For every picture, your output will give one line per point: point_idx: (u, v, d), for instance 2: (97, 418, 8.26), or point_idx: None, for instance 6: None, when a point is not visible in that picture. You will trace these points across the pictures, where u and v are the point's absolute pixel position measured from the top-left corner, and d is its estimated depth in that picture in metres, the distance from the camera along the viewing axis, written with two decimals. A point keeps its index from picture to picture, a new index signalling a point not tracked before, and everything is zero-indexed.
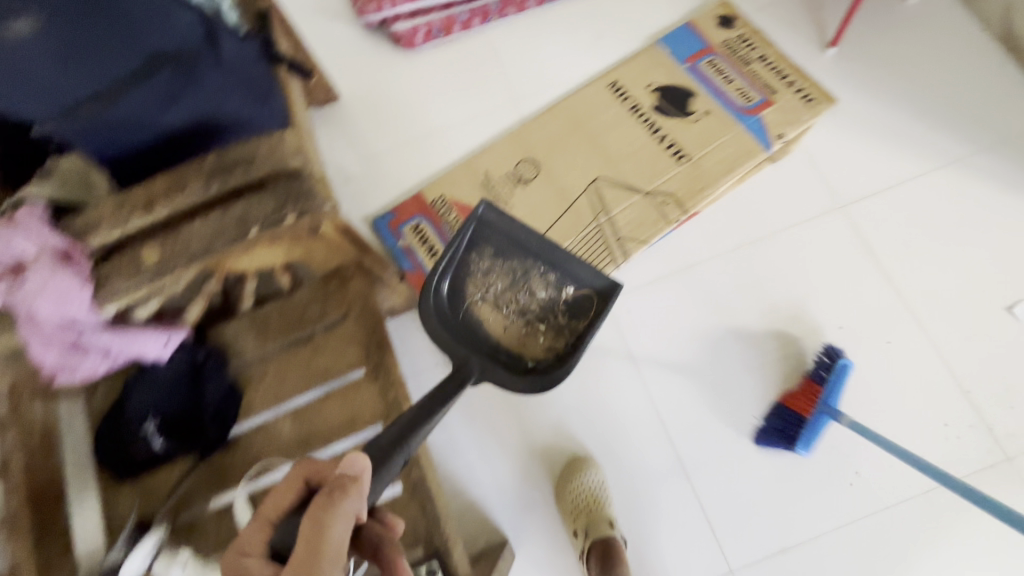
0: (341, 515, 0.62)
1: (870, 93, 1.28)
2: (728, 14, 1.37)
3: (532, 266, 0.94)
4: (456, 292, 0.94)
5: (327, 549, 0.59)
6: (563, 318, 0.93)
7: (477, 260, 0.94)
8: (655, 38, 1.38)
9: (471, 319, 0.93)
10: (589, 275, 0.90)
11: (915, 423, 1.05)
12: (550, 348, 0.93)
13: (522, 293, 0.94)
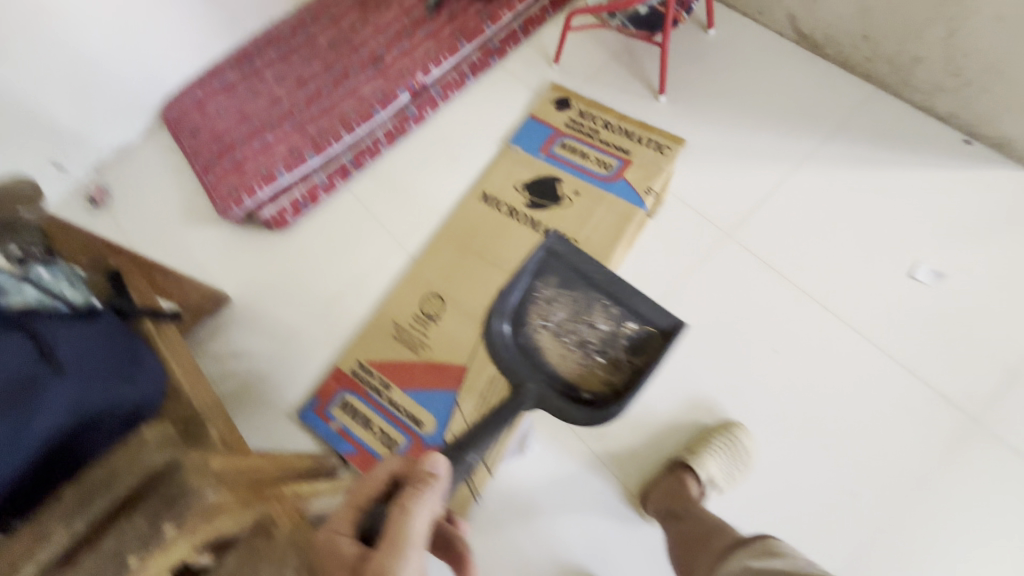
0: (422, 508, 0.64)
1: (710, 122, 1.36)
2: (561, 96, 1.45)
3: (593, 299, 1.12)
4: (521, 317, 1.14)
5: (411, 539, 0.61)
6: (621, 351, 1.07)
7: (542, 289, 1.15)
8: (507, 139, 1.45)
9: (533, 345, 1.12)
10: (649, 312, 1.06)
11: (880, 418, 1.05)
12: (604, 379, 1.07)
13: (584, 324, 1.11)
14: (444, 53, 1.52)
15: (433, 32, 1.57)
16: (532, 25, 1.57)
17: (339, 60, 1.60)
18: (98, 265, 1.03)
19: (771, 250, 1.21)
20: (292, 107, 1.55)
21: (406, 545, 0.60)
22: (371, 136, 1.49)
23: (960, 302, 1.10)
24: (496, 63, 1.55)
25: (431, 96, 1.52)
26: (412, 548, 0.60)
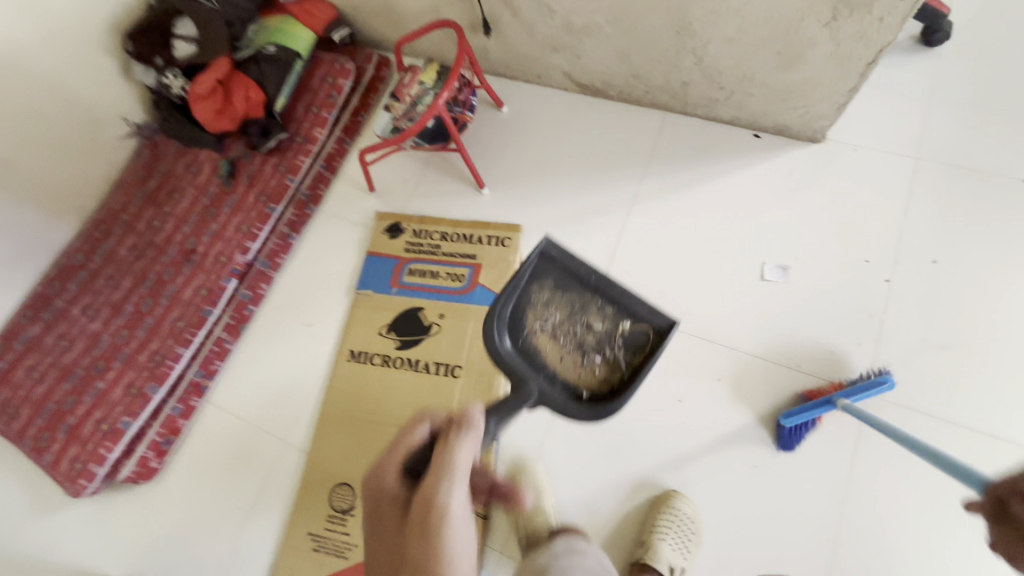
0: (466, 447, 0.75)
1: (536, 199, 1.38)
2: (391, 223, 1.43)
3: (588, 300, 1.05)
4: (516, 318, 1.04)
5: (457, 470, 0.73)
6: (620, 349, 1.01)
7: (537, 291, 1.06)
8: (353, 287, 1.39)
9: (530, 347, 1.03)
10: (650, 311, 1.01)
11: (790, 427, 1.08)
12: (602, 378, 1.01)
13: (580, 325, 1.04)
14: (255, 222, 1.44)
15: (238, 202, 1.48)
16: (336, 160, 1.53)
17: (149, 268, 1.46)
18: None
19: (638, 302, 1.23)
20: (114, 340, 1.39)
21: (447, 480, 0.72)
22: (213, 337, 1.37)
23: (811, 288, 1.17)
24: (313, 211, 1.50)
25: (260, 270, 1.43)
26: (457, 479, 0.72)
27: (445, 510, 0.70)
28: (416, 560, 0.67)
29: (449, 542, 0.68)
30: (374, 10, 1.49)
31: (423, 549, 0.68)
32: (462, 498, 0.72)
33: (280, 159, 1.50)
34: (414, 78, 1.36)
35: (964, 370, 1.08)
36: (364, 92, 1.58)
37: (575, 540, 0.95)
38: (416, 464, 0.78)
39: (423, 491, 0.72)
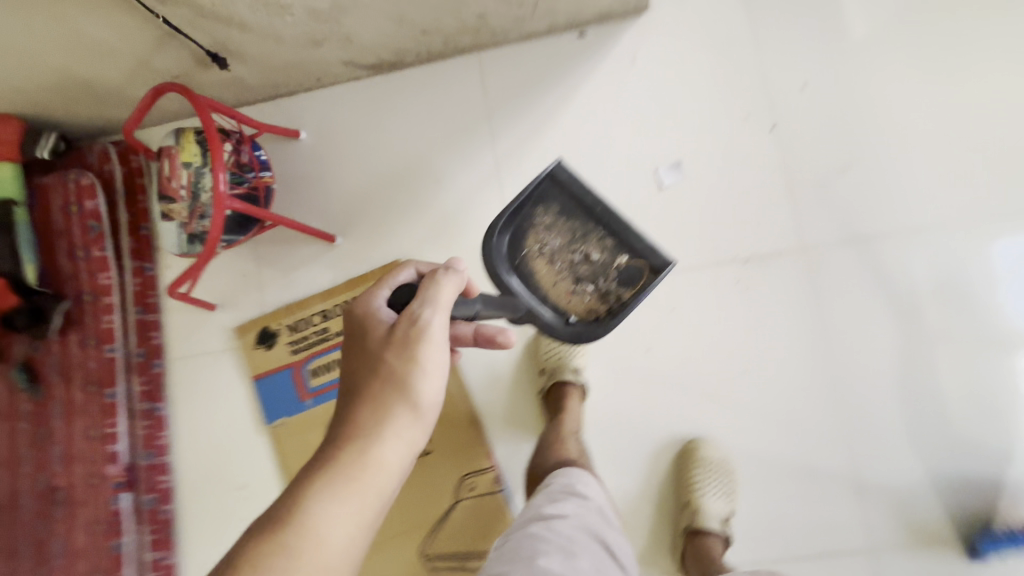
0: (451, 284, 0.67)
1: (400, 221, 1.19)
2: (257, 331, 1.17)
3: (591, 230, 1.00)
4: (517, 236, 0.96)
5: (440, 300, 0.65)
6: (614, 284, 0.98)
7: (542, 214, 0.98)
8: (263, 420, 1.17)
9: (526, 267, 0.96)
10: (648, 248, 0.96)
11: (752, 319, 1.07)
12: (589, 309, 0.98)
13: (578, 254, 0.99)
14: (103, 418, 1.14)
15: (66, 407, 1.16)
16: (149, 293, 1.20)
17: (14, 537, 1.15)
18: None
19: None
20: None
21: (431, 306, 0.65)
22: (145, 563, 1.13)
23: (710, 173, 1.09)
24: (162, 364, 1.20)
25: (147, 462, 1.16)
26: (439, 308, 0.65)
27: (427, 329, 0.64)
28: (396, 368, 0.63)
29: (426, 358, 0.64)
30: (67, 98, 1.10)
31: (403, 360, 0.63)
32: (444, 329, 0.65)
33: (81, 331, 1.17)
34: (174, 163, 1.05)
35: (873, 180, 1.06)
36: (130, 197, 1.21)
37: (581, 483, 0.85)
38: (400, 291, 0.69)
39: (407, 313, 0.65)
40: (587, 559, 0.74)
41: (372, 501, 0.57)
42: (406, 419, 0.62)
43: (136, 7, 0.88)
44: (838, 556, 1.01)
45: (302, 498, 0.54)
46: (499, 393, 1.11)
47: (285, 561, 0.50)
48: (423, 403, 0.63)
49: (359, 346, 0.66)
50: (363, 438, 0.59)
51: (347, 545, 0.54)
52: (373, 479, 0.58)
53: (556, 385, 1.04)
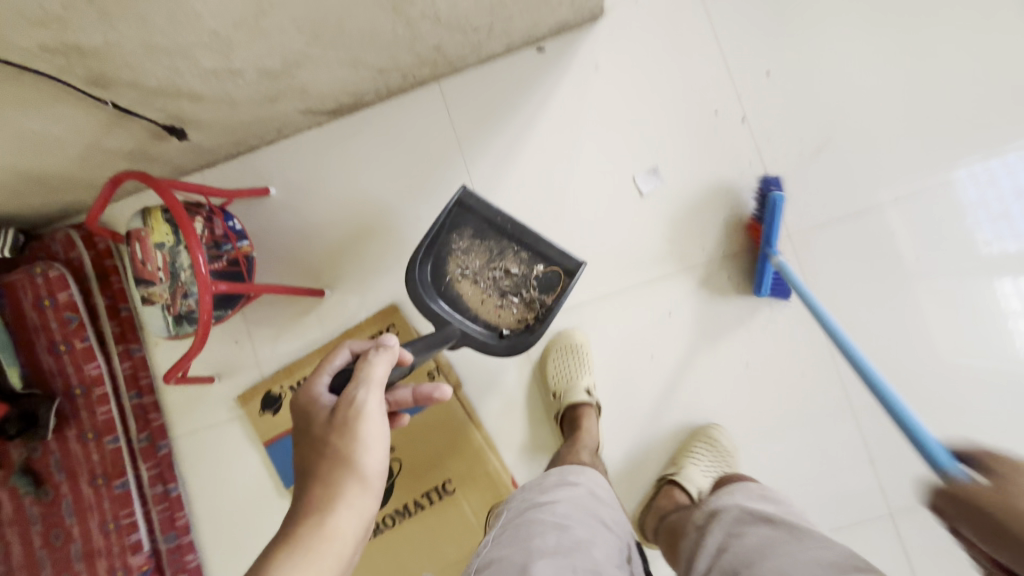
0: (384, 357, 0.69)
1: (386, 264, 1.17)
2: (261, 397, 1.15)
3: (506, 245, 1.04)
4: (437, 265, 1.03)
5: (374, 376, 0.67)
6: (537, 292, 1.03)
7: (457, 240, 1.03)
8: (281, 484, 1.15)
9: (452, 292, 1.03)
10: (559, 253, 1.00)
11: (749, 311, 1.09)
12: (519, 320, 1.03)
13: (498, 271, 1.04)
14: (118, 510, 1.12)
15: (77, 504, 1.14)
16: (142, 375, 1.17)
17: None
18: None
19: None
20: None
21: (366, 383, 0.66)
22: None
23: (687, 172, 1.10)
24: (168, 445, 1.17)
25: (171, 544, 1.15)
26: (374, 383, 0.67)
27: (365, 405, 0.65)
28: (340, 448, 0.63)
29: (367, 433, 0.64)
30: (19, 193, 1.04)
31: (344, 439, 0.63)
32: (381, 404, 0.67)
33: (78, 427, 1.13)
34: (146, 245, 1.00)
35: (846, 158, 1.08)
36: (103, 280, 1.17)
37: (574, 472, 0.87)
38: (339, 373, 0.71)
39: (345, 395, 0.66)
40: (582, 530, 0.75)
41: (331, 569, 0.55)
42: (358, 494, 0.61)
43: (81, 98, 0.83)
44: (859, 521, 1.06)
45: (263, 571, 0.53)
46: (514, 419, 1.12)
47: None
48: (371, 476, 0.62)
49: (305, 431, 0.66)
50: (318, 512, 0.59)
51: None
52: (332, 550, 0.57)
53: (570, 408, 1.05)
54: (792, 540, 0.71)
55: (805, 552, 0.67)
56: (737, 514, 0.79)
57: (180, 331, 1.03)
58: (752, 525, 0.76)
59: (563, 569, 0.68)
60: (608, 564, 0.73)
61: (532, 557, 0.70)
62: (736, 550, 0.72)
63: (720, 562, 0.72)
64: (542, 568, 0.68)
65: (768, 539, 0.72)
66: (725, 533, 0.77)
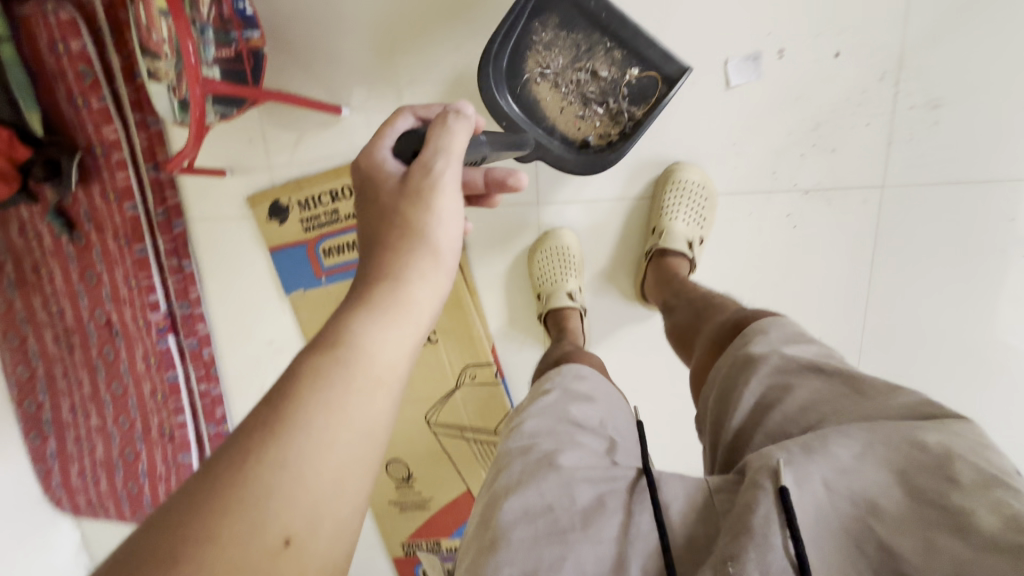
0: (460, 125, 0.58)
1: (414, 94, 1.04)
2: (268, 204, 1.14)
3: (597, 40, 0.89)
4: (513, 62, 0.89)
5: (453, 147, 0.56)
6: (624, 102, 0.90)
7: (540, 28, 0.88)
8: (282, 288, 1.21)
9: (527, 97, 0.91)
10: (660, 55, 0.86)
11: (799, 257, 0.93)
12: (601, 134, 0.93)
13: (583, 72, 0.90)
14: (136, 272, 1.20)
15: (105, 255, 1.23)
16: (158, 150, 1.16)
17: (89, 355, 1.35)
18: None
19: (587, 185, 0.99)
20: (121, 427, 1.39)
21: (444, 151, 0.56)
22: (195, 393, 1.32)
23: (795, 69, 0.86)
24: (183, 224, 1.22)
25: (184, 311, 1.27)
26: (453, 154, 0.56)
27: (440, 175, 0.55)
28: (412, 218, 0.53)
29: (443, 205, 0.54)
30: None
31: (419, 210, 0.54)
32: (457, 179, 0.56)
33: (101, 184, 1.17)
34: (151, 9, 0.88)
35: (1010, 106, 0.81)
36: (117, 36, 1.07)
37: (548, 380, 0.74)
38: (405, 135, 0.60)
39: (417, 163, 0.56)
40: (549, 443, 0.58)
41: (412, 334, 0.47)
42: (428, 266, 0.52)
43: None
44: None
45: (342, 327, 0.45)
46: (510, 294, 1.10)
47: (331, 389, 0.40)
48: (440, 246, 0.53)
49: (373, 203, 0.57)
50: (388, 284, 0.49)
51: (397, 371, 0.45)
52: (410, 317, 0.48)
53: (552, 313, 1.01)
54: (852, 398, 0.54)
55: (872, 408, 0.52)
56: (778, 362, 0.60)
57: (184, 118, 0.97)
58: (799, 377, 0.58)
59: (530, 503, 0.52)
60: (579, 468, 0.54)
61: (497, 501, 0.54)
62: (787, 412, 0.55)
63: (768, 426, 0.56)
64: (509, 511, 0.52)
65: (824, 394, 0.56)
66: (765, 386, 0.59)
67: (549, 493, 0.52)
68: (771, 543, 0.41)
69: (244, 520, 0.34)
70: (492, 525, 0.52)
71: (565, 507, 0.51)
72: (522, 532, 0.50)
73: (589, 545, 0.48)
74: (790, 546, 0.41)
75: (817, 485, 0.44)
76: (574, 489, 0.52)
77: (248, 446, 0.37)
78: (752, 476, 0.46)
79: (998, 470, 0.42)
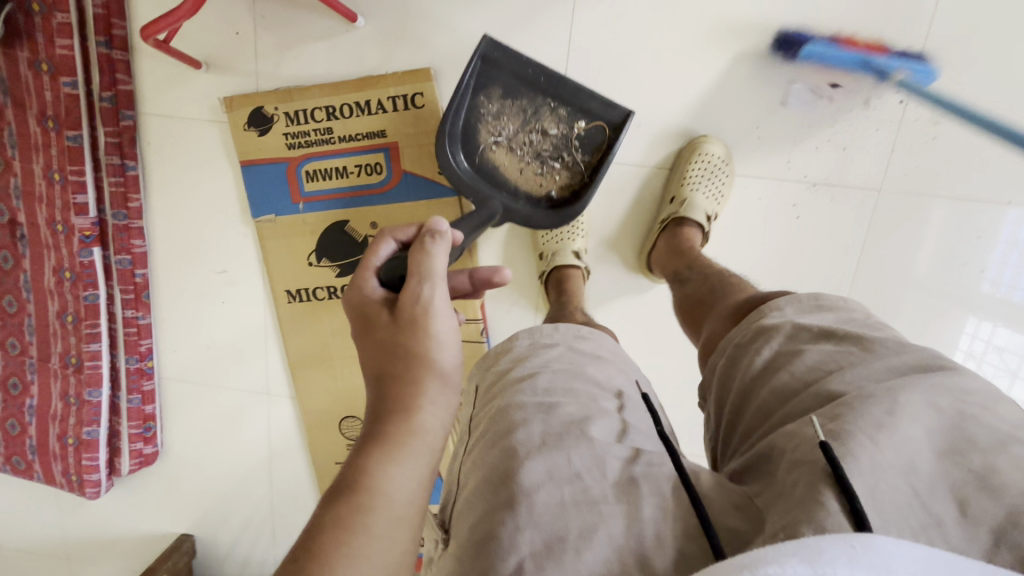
0: (437, 249, 0.56)
1: (439, 18, 0.96)
2: (248, 110, 1.00)
3: (540, 103, 0.90)
4: (467, 136, 0.90)
5: (435, 271, 0.55)
6: (578, 153, 0.91)
7: (486, 103, 0.89)
8: (248, 211, 1.07)
9: (486, 165, 0.91)
10: (603, 105, 0.88)
11: (790, 249, 0.98)
12: (563, 187, 0.93)
13: (535, 132, 0.91)
14: (66, 163, 0.99)
15: (22, 138, 1.01)
16: (116, 21, 0.98)
17: None
18: (178, 551, 1.28)
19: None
20: (7, 353, 1.15)
21: (431, 278, 0.54)
22: (115, 323, 1.13)
23: (825, 64, 0.90)
24: (133, 117, 1.04)
25: (119, 222, 1.07)
26: (439, 277, 0.55)
27: (431, 302, 0.53)
28: (408, 345, 0.52)
29: (439, 329, 0.53)
30: None
31: (414, 341, 0.52)
32: (447, 299, 0.55)
33: (31, 50, 0.95)
34: None
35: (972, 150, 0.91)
36: None
37: (546, 334, 0.66)
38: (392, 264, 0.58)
39: (406, 294, 0.54)
40: (574, 406, 0.54)
41: (429, 462, 0.49)
42: (434, 388, 0.52)
43: None
44: None
45: (360, 471, 0.46)
46: (509, 249, 1.05)
47: (356, 546, 0.42)
48: (447, 367, 0.53)
49: (368, 336, 0.56)
50: (396, 412, 0.50)
51: (413, 504, 0.47)
52: (422, 446, 0.49)
53: (556, 270, 0.98)
54: (859, 353, 0.55)
55: (881, 366, 0.53)
56: (791, 328, 0.61)
57: None
58: (810, 343, 0.58)
59: (557, 468, 0.48)
60: (612, 443, 0.51)
61: (514, 459, 0.49)
62: (795, 372, 0.56)
63: (774, 386, 0.56)
64: (531, 472, 0.47)
65: (833, 356, 0.56)
66: (776, 352, 0.59)
67: (578, 460, 0.48)
68: (829, 509, 0.40)
69: None
70: (507, 483, 0.47)
71: (596, 478, 0.47)
72: (547, 496, 0.46)
73: (620, 518, 0.45)
74: (843, 505, 0.40)
75: (862, 441, 0.45)
76: (607, 462, 0.48)
77: None
78: (791, 454, 0.47)
79: (1008, 427, 0.46)
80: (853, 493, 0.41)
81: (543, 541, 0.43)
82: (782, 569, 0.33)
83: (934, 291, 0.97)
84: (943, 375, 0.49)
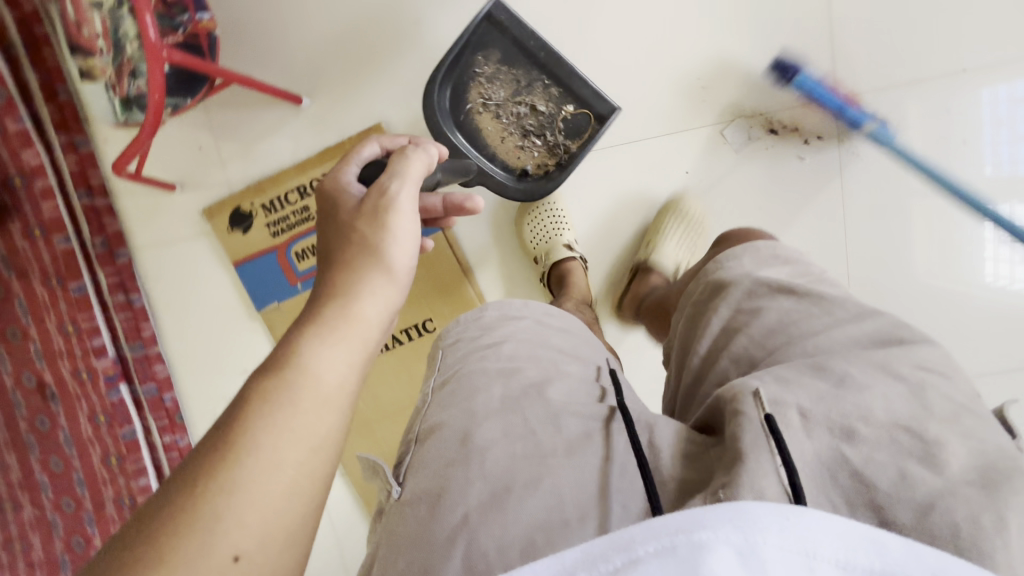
0: (416, 158, 0.58)
1: (376, 76, 1.02)
2: (230, 214, 1.05)
3: (535, 77, 0.95)
4: (457, 94, 0.95)
5: (412, 173, 0.56)
6: (561, 136, 0.95)
7: (482, 64, 0.94)
8: (252, 306, 1.10)
9: (469, 124, 0.96)
10: (593, 94, 0.92)
11: (771, 182, 1.02)
12: (538, 164, 0.97)
13: (523, 107, 0.96)
14: (77, 313, 1.05)
15: (31, 303, 1.06)
16: (91, 173, 1.05)
17: (17, 432, 1.14)
18: None
19: (579, 192, 1.05)
20: (65, 512, 1.16)
21: (400, 175, 0.55)
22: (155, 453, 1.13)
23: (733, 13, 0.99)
24: (128, 255, 1.09)
25: (137, 353, 1.11)
26: (410, 179, 0.55)
27: (395, 196, 0.54)
28: (362, 235, 0.52)
29: (397, 224, 0.53)
30: None
31: (370, 230, 0.52)
32: (414, 200, 0.55)
33: (21, 221, 1.02)
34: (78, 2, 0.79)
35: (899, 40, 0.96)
36: (33, 52, 0.98)
37: (513, 306, 0.68)
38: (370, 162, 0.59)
39: (375, 185, 0.55)
40: (535, 371, 0.57)
41: (363, 352, 0.47)
42: (378, 280, 0.51)
43: None
44: None
45: (292, 349, 0.44)
46: (505, 264, 1.06)
47: (270, 418, 0.39)
48: (395, 263, 0.52)
49: (328, 219, 0.56)
50: (338, 298, 0.48)
51: (345, 390, 0.44)
52: (359, 334, 0.47)
53: (556, 267, 0.99)
54: (820, 314, 0.57)
55: (839, 333, 0.55)
56: (749, 285, 0.62)
57: (128, 119, 0.89)
58: (767, 298, 0.61)
59: (512, 427, 0.50)
60: (566, 402, 0.53)
61: (473, 422, 0.51)
62: (754, 334, 0.59)
63: (734, 351, 0.59)
64: (485, 431, 0.50)
65: (791, 313, 0.58)
66: (734, 312, 0.62)
67: (535, 420, 0.51)
68: (763, 468, 0.40)
69: (179, 543, 0.34)
70: (463, 443, 0.50)
71: (549, 433, 0.50)
72: (499, 451, 0.48)
73: (570, 470, 0.46)
74: (780, 465, 0.41)
75: (794, 413, 0.45)
76: (561, 421, 0.51)
77: (195, 471, 0.37)
78: (730, 404, 0.47)
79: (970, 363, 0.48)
80: (791, 459, 0.41)
81: (490, 492, 0.45)
82: (714, 534, 0.33)
83: (920, 175, 0.99)
84: (898, 348, 0.51)
